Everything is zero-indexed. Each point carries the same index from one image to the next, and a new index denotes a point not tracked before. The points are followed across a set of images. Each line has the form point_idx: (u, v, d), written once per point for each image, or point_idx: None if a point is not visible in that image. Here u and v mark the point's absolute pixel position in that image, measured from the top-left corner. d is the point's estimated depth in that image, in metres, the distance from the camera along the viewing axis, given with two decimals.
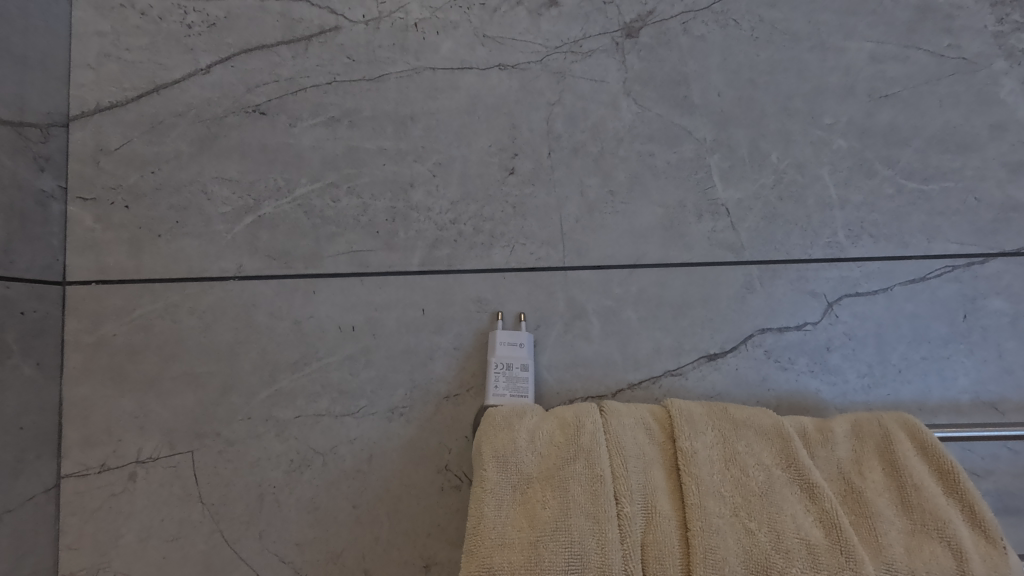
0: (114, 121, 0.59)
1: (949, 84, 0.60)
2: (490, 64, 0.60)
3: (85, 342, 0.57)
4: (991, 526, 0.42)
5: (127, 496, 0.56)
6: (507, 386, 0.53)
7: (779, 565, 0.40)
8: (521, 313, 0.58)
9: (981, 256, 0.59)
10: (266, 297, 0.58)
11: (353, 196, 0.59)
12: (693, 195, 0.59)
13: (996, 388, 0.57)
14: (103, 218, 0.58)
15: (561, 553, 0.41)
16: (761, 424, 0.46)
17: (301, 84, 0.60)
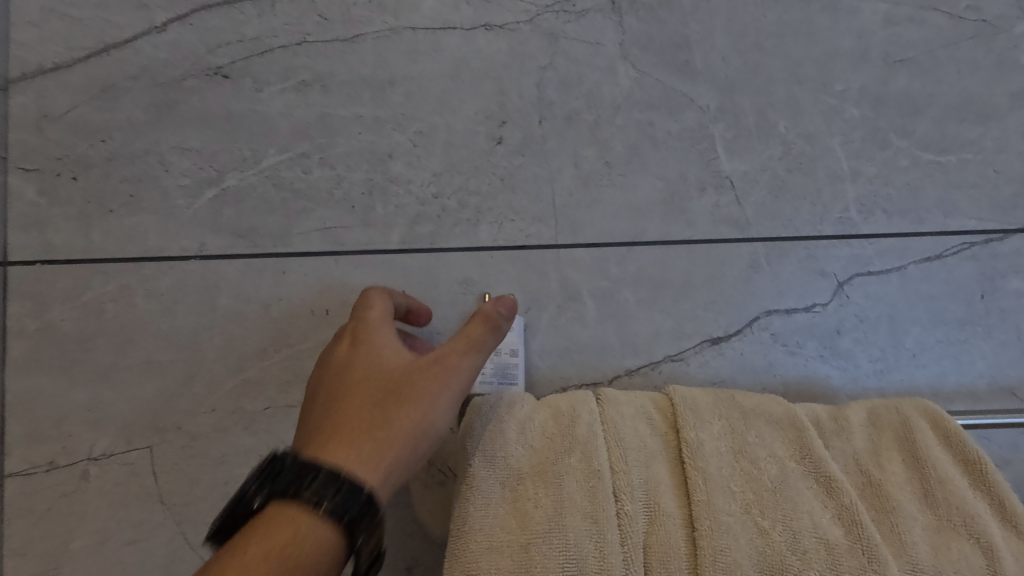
0: (60, 85, 0.53)
1: (968, 49, 0.56)
2: (476, 24, 0.55)
3: (31, 328, 0.52)
4: (1022, 520, 0.39)
5: (79, 496, 0.51)
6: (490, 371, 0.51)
7: (796, 567, 0.36)
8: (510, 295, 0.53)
9: (1000, 233, 0.55)
10: (232, 278, 0.53)
11: (326, 167, 0.54)
12: (695, 167, 0.55)
13: (1014, 373, 0.54)
14: (49, 192, 0.53)
15: (555, 558, 0.36)
16: (772, 413, 0.42)
17: (269, 44, 0.54)
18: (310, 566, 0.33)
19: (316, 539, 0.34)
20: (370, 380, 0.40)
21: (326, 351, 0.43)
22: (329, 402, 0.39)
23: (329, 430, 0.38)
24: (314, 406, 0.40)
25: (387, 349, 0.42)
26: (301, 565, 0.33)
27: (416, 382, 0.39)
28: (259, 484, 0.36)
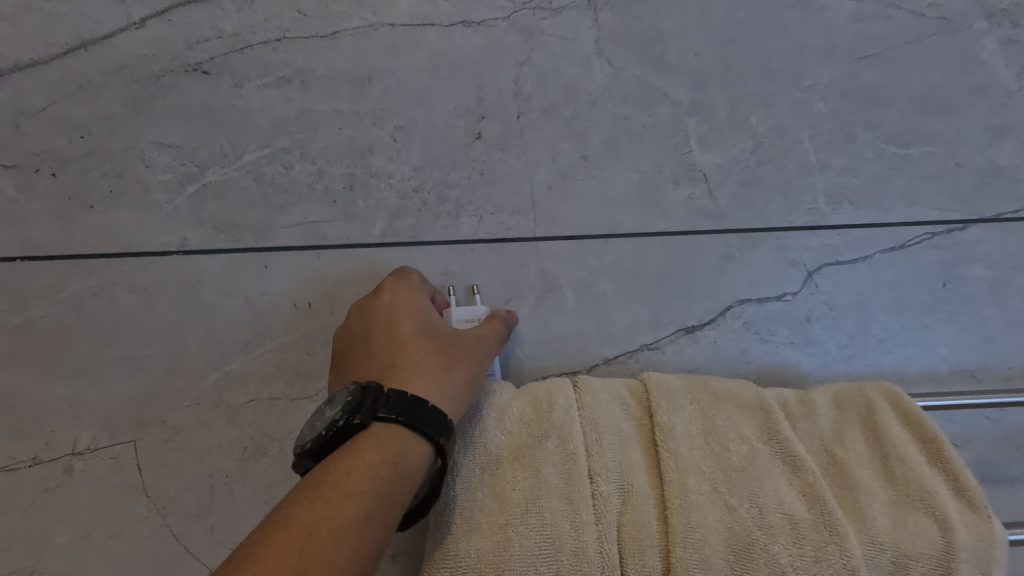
0: (36, 81, 0.53)
1: (931, 45, 0.57)
2: (454, 21, 0.55)
3: (11, 325, 0.52)
4: (976, 495, 0.41)
5: (63, 491, 0.52)
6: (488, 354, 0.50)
7: (761, 543, 0.38)
8: (473, 286, 0.55)
9: (962, 222, 0.57)
10: (213, 273, 0.54)
11: (307, 162, 0.54)
12: (670, 160, 0.56)
13: (975, 356, 0.57)
14: (28, 188, 0.53)
15: (532, 537, 0.38)
16: (741, 397, 0.44)
17: (247, 41, 0.54)
18: (417, 476, 0.37)
19: (419, 453, 0.37)
20: (430, 333, 0.44)
21: (370, 303, 0.47)
22: (389, 348, 0.43)
23: (402, 364, 0.41)
24: (376, 351, 0.43)
25: (429, 313, 0.46)
26: (406, 476, 0.36)
27: (470, 340, 0.45)
28: (356, 406, 0.38)
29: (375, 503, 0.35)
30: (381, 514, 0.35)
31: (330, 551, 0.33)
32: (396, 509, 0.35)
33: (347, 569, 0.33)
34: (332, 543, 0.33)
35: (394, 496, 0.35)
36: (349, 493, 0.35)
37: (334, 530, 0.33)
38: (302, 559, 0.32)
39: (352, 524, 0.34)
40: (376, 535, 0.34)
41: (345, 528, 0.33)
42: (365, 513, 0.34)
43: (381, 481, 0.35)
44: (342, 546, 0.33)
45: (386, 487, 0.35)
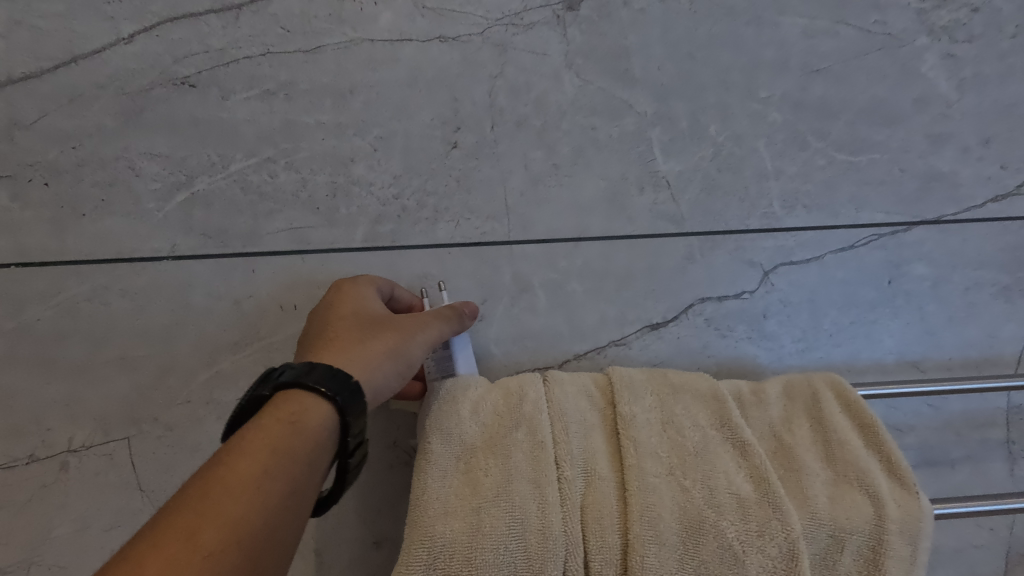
0: (28, 94, 0.55)
1: (877, 59, 0.61)
2: (431, 36, 0.58)
3: (7, 328, 0.55)
4: (906, 474, 0.45)
5: (59, 486, 0.55)
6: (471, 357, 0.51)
7: (711, 519, 0.42)
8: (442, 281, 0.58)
9: (905, 224, 0.62)
10: (203, 277, 0.56)
11: (291, 171, 0.57)
12: (635, 168, 0.60)
13: (919, 348, 0.63)
14: (21, 197, 0.55)
15: (503, 518, 0.41)
16: (698, 388, 0.48)
17: (234, 55, 0.56)
18: (317, 432, 0.39)
19: (320, 414, 0.40)
20: (359, 314, 0.48)
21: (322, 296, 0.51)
22: (320, 328, 0.47)
23: (324, 342, 0.45)
24: (311, 333, 0.47)
25: (367, 299, 0.50)
26: (307, 433, 0.39)
27: (398, 320, 0.48)
28: (264, 379, 0.41)
29: (273, 458, 0.37)
30: (280, 468, 0.37)
31: (226, 503, 0.34)
32: (296, 463, 0.38)
33: (246, 519, 0.34)
34: (227, 498, 0.35)
35: (295, 451, 0.38)
36: (245, 452, 0.37)
37: (229, 487, 0.35)
38: (198, 514, 0.34)
39: (248, 479, 0.36)
40: (276, 488, 0.37)
41: (241, 483, 0.36)
42: (262, 468, 0.37)
43: (278, 438, 0.38)
44: (239, 499, 0.35)
45: (284, 442, 0.38)
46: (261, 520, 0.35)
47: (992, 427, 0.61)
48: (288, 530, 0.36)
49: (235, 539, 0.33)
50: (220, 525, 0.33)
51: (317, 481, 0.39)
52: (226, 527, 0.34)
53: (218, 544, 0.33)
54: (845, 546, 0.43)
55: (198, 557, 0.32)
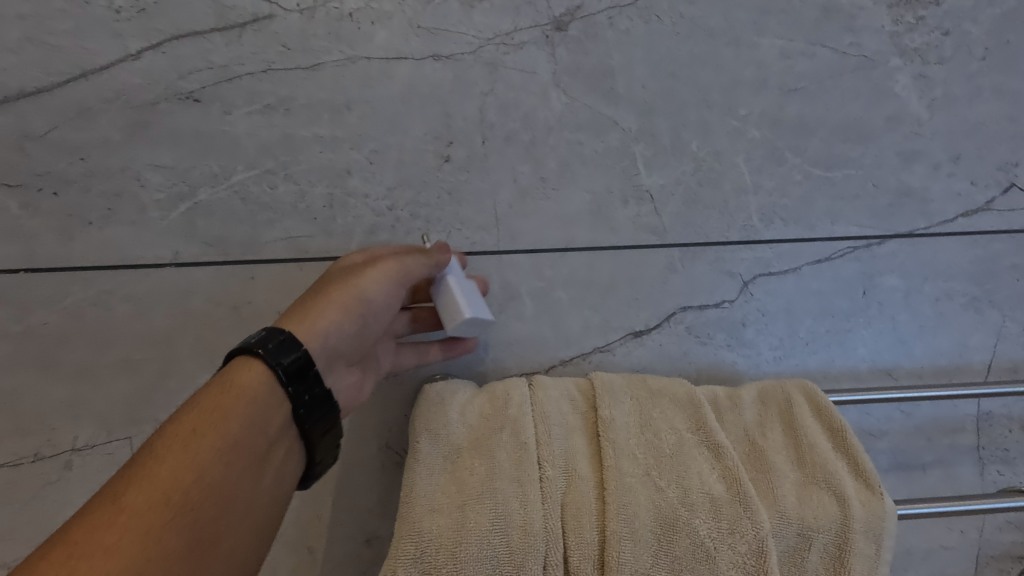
0: (38, 107, 0.57)
1: (851, 80, 0.64)
2: (424, 54, 0.60)
3: (14, 331, 0.57)
4: (871, 476, 0.47)
5: (62, 483, 0.57)
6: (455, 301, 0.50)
7: (684, 517, 0.44)
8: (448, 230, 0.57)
9: (879, 238, 0.65)
10: (204, 283, 0.59)
11: (290, 183, 0.60)
12: (620, 182, 0.63)
13: (890, 356, 0.65)
14: (31, 206, 0.57)
15: (486, 515, 0.43)
16: (675, 393, 0.50)
17: (236, 72, 0.59)
18: (248, 390, 0.44)
19: (255, 372, 0.45)
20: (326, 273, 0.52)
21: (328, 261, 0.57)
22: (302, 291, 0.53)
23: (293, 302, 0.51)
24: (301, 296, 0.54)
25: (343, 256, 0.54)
26: (237, 392, 0.44)
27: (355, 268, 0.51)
28: None
29: (201, 419, 0.42)
30: (206, 427, 0.42)
31: (157, 466, 0.39)
32: (224, 420, 0.42)
33: (173, 479, 0.39)
34: (155, 462, 0.40)
35: (227, 410, 0.43)
36: (180, 417, 0.42)
37: (162, 451, 0.40)
38: (131, 479, 0.39)
39: (180, 441, 0.41)
40: (209, 446, 0.41)
41: (166, 446, 0.41)
42: (188, 430, 0.41)
43: (211, 401, 0.43)
44: (165, 461, 0.40)
45: (216, 403, 0.43)
46: (193, 475, 0.40)
47: (963, 433, 0.63)
48: (225, 482, 0.41)
49: (164, 496, 0.38)
50: (143, 485, 0.39)
51: (258, 432, 0.44)
52: (159, 485, 0.39)
53: (145, 503, 0.38)
54: (811, 543, 0.45)
55: (122, 515, 0.37)
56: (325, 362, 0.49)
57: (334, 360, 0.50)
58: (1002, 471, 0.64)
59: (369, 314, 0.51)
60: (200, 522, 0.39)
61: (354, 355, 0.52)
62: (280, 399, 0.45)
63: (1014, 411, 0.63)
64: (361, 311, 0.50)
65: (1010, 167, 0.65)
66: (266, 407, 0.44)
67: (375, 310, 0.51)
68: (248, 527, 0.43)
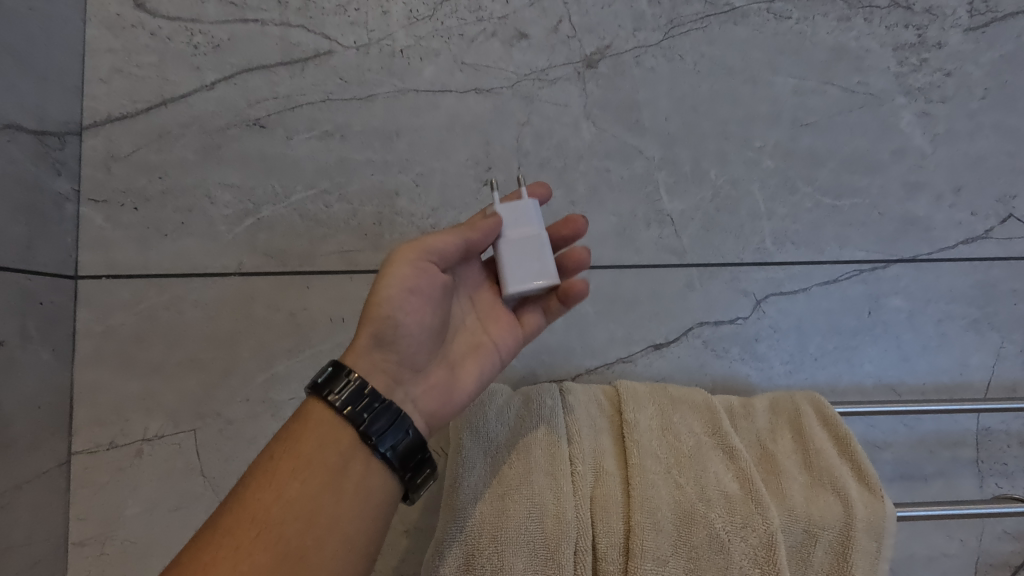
0: (124, 131, 0.64)
1: (859, 115, 0.70)
2: (468, 88, 0.67)
3: (96, 330, 0.63)
4: (873, 480, 0.52)
5: (133, 470, 0.63)
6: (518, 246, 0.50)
7: (702, 511, 0.49)
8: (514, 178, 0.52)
9: (884, 262, 0.69)
10: (264, 291, 0.65)
11: (344, 202, 0.66)
12: (643, 206, 0.68)
13: (895, 372, 0.70)
14: (113, 218, 0.64)
15: (523, 504, 0.48)
16: (694, 400, 0.55)
17: (298, 101, 0.66)
18: (313, 416, 0.48)
19: (317, 404, 0.48)
20: None
21: None
22: None
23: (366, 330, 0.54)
24: None
25: None
26: (306, 418, 0.48)
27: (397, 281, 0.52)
28: None
29: (279, 446, 0.47)
30: (283, 451, 0.47)
31: (247, 490, 0.45)
32: (296, 443, 0.47)
33: (257, 500, 0.44)
34: (244, 487, 0.45)
35: (298, 435, 0.47)
36: (268, 448, 0.48)
37: (251, 477, 0.46)
38: (229, 502, 0.45)
39: (263, 466, 0.46)
40: (286, 468, 0.46)
41: (253, 472, 0.46)
42: (270, 456, 0.47)
43: (287, 429, 0.48)
44: (251, 485, 0.45)
45: (290, 430, 0.48)
46: (274, 494, 0.45)
47: (962, 446, 0.68)
48: (302, 498, 0.45)
49: (251, 516, 0.44)
50: (235, 508, 0.44)
51: (327, 450, 0.47)
52: (247, 505, 0.44)
53: (235, 523, 0.43)
54: (817, 540, 0.50)
55: (220, 535, 0.43)
56: (385, 377, 0.50)
57: (395, 371, 0.50)
58: (1001, 484, 0.68)
59: (401, 315, 0.49)
60: (284, 536, 0.43)
61: (417, 358, 0.50)
62: (342, 421, 0.47)
63: (1011, 426, 0.68)
64: (393, 315, 0.49)
65: (1008, 199, 0.70)
66: (333, 427, 0.47)
67: (406, 310, 0.49)
68: (337, 542, 0.45)
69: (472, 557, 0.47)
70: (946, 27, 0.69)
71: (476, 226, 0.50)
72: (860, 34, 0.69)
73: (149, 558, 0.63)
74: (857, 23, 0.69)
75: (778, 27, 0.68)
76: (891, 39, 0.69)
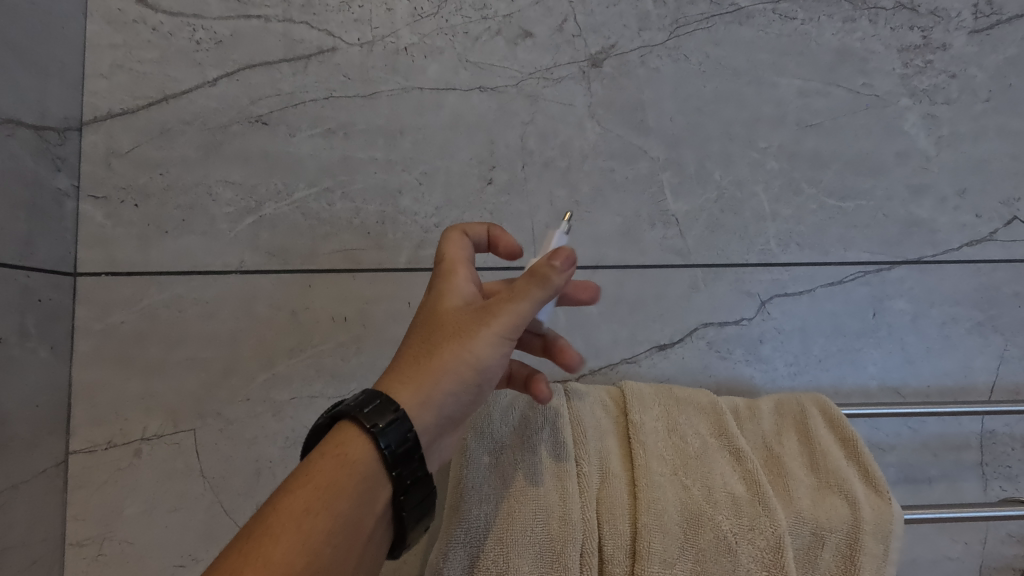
0: (125, 127, 0.63)
1: (863, 117, 0.70)
2: (472, 86, 0.66)
3: (95, 328, 0.62)
4: (880, 482, 0.52)
5: (132, 470, 0.63)
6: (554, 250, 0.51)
7: (708, 513, 0.49)
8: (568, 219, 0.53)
9: (888, 264, 0.69)
10: (266, 290, 0.64)
11: (346, 200, 0.65)
12: (648, 206, 0.68)
13: (899, 375, 0.69)
14: (114, 215, 0.63)
15: (529, 505, 0.48)
16: (699, 402, 0.55)
17: (301, 99, 0.65)
18: (359, 464, 0.42)
19: (362, 448, 0.42)
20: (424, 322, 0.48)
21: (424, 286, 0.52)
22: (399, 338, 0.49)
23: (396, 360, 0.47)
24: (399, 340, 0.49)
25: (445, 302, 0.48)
26: (351, 466, 0.42)
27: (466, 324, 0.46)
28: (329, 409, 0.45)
29: (315, 495, 0.41)
30: (319, 505, 0.41)
31: (273, 548, 0.38)
32: (336, 497, 0.41)
33: (284, 561, 0.38)
34: (270, 540, 0.39)
35: (339, 488, 0.41)
36: (295, 493, 0.41)
37: (276, 532, 0.39)
38: (247, 559, 0.38)
39: (294, 521, 0.40)
40: (321, 529, 0.40)
41: (282, 523, 0.39)
42: (304, 506, 0.40)
43: (326, 475, 0.41)
44: (278, 540, 0.39)
45: (330, 478, 0.41)
46: (305, 560, 0.39)
47: (966, 449, 0.68)
48: (335, 566, 0.40)
49: None
50: (259, 567, 0.37)
51: (366, 512, 0.42)
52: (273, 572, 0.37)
53: None
54: (825, 542, 0.49)
55: None
56: (439, 432, 0.46)
57: (448, 426, 0.46)
58: (1005, 487, 0.68)
59: (483, 378, 0.46)
60: None
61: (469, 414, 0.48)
62: (387, 478, 0.42)
63: (1014, 429, 0.68)
64: (476, 375, 0.45)
65: (1012, 202, 0.70)
66: (375, 485, 0.42)
67: (490, 379, 0.46)
68: None
69: (478, 559, 0.47)
70: (950, 30, 0.69)
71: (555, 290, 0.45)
72: (864, 36, 0.69)
73: (147, 559, 0.62)
74: (861, 24, 0.69)
75: (783, 28, 0.68)
76: (896, 41, 0.69)
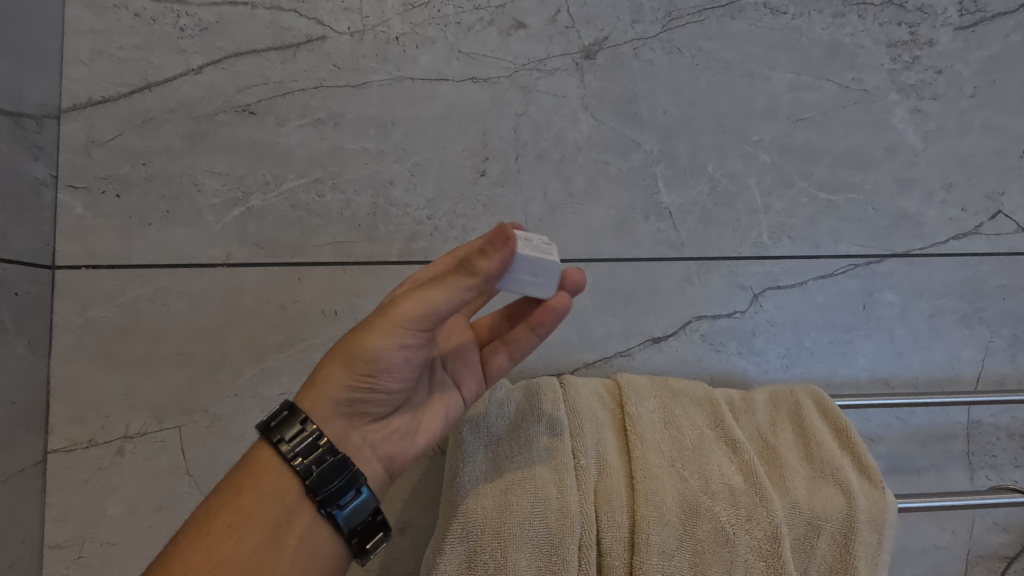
0: (106, 115, 0.61)
1: (852, 112, 0.70)
2: (465, 77, 0.66)
3: (75, 323, 0.60)
4: (873, 471, 0.52)
5: (114, 469, 0.61)
6: (530, 258, 0.45)
7: (706, 504, 0.48)
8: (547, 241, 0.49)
9: (878, 257, 0.70)
10: (253, 283, 0.63)
11: (337, 192, 0.64)
12: (641, 199, 0.68)
13: (887, 366, 0.70)
14: (94, 206, 0.61)
15: (527, 498, 0.47)
16: (694, 393, 0.55)
17: (290, 88, 0.64)
18: (257, 463, 0.46)
19: (262, 449, 0.47)
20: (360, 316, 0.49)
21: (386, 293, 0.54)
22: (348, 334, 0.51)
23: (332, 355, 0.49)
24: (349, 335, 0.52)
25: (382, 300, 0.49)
26: (250, 466, 0.46)
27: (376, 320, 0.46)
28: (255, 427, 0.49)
29: (218, 498, 0.45)
30: (221, 505, 0.45)
31: (178, 549, 0.43)
32: (236, 496, 0.45)
33: (187, 559, 0.42)
34: (177, 544, 0.44)
35: (239, 487, 0.45)
36: (205, 501, 0.46)
37: (184, 536, 0.44)
38: (158, 563, 0.43)
39: (199, 523, 0.44)
40: (223, 526, 0.44)
41: (189, 528, 0.44)
42: (207, 511, 0.45)
43: (230, 480, 0.46)
44: (183, 542, 0.43)
45: (231, 480, 0.46)
46: (205, 555, 0.43)
47: (953, 439, 0.69)
48: (240, 558, 0.43)
49: None
50: (165, 567, 0.42)
51: (268, 503, 0.45)
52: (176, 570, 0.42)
53: None
54: (820, 532, 0.50)
55: None
56: (346, 425, 0.47)
57: (357, 417, 0.47)
58: (990, 476, 0.69)
59: (383, 372, 0.46)
60: None
61: (383, 406, 0.48)
62: (287, 469, 0.46)
63: (1000, 419, 0.69)
64: (374, 371, 0.45)
65: (997, 195, 0.71)
66: (277, 477, 0.46)
67: (393, 375, 0.46)
68: None
69: (475, 552, 0.46)
70: (937, 26, 0.70)
71: (480, 285, 0.43)
72: (854, 31, 0.70)
73: (131, 559, 0.61)
74: (851, 19, 0.69)
75: (775, 22, 0.69)
76: (885, 36, 0.70)
